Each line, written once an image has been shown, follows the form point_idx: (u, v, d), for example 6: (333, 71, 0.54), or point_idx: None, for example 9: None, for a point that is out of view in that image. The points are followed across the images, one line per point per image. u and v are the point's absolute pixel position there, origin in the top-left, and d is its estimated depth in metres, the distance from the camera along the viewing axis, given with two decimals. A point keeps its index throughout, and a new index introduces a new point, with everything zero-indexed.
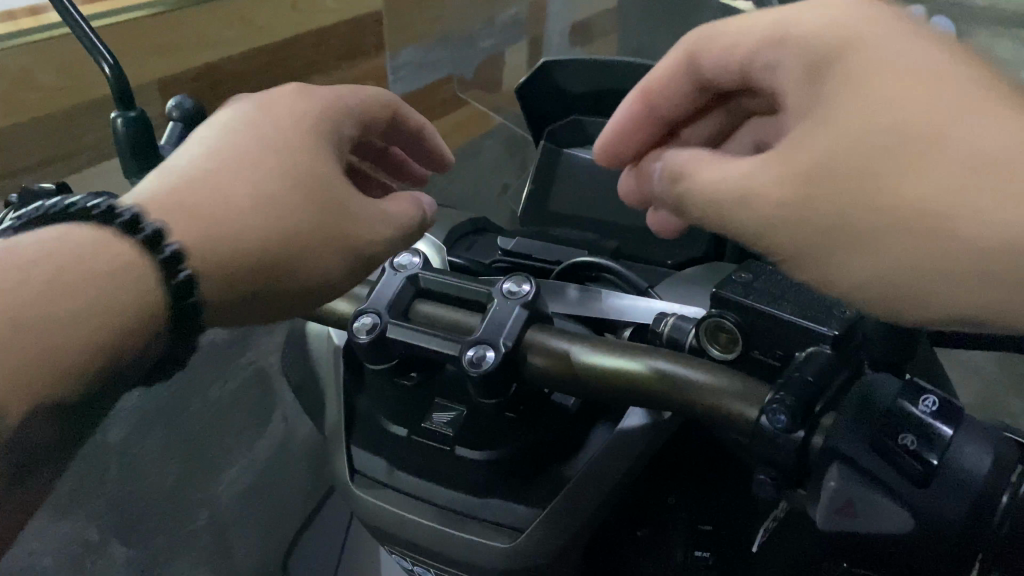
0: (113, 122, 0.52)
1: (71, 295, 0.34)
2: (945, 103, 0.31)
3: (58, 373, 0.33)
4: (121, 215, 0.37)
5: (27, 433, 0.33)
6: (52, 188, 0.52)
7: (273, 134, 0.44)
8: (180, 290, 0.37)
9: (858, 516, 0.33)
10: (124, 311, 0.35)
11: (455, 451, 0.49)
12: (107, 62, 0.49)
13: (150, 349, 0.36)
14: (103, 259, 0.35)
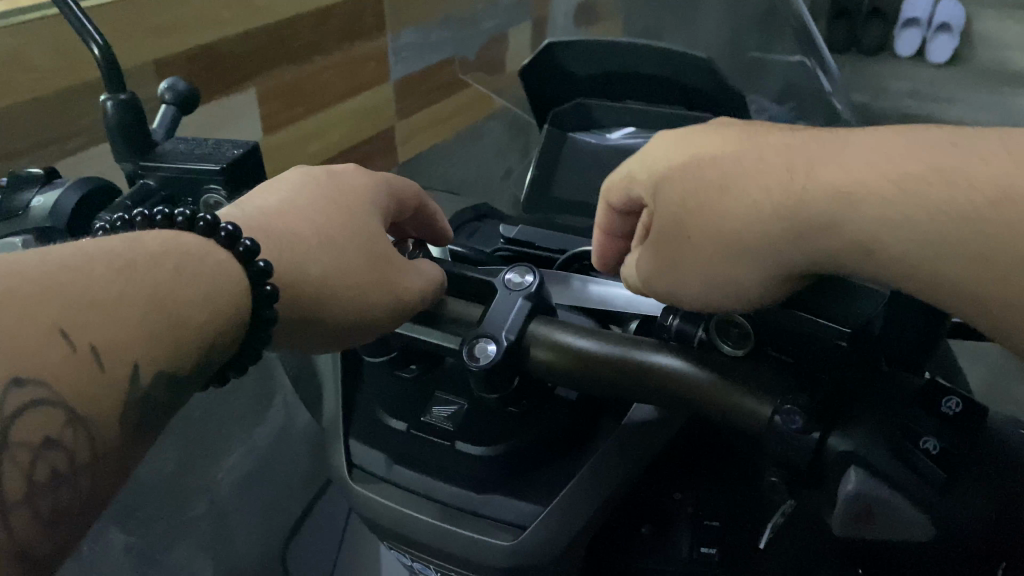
0: (104, 105, 0.50)
1: (186, 293, 0.37)
2: (705, 149, 0.37)
3: (175, 359, 0.35)
4: (221, 228, 0.40)
5: (144, 408, 0.35)
6: (39, 174, 0.50)
7: (335, 194, 0.47)
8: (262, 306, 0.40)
9: (878, 523, 0.30)
10: (221, 315, 0.38)
11: (455, 446, 0.48)
12: (95, 42, 0.48)
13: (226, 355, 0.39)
14: (208, 267, 0.39)
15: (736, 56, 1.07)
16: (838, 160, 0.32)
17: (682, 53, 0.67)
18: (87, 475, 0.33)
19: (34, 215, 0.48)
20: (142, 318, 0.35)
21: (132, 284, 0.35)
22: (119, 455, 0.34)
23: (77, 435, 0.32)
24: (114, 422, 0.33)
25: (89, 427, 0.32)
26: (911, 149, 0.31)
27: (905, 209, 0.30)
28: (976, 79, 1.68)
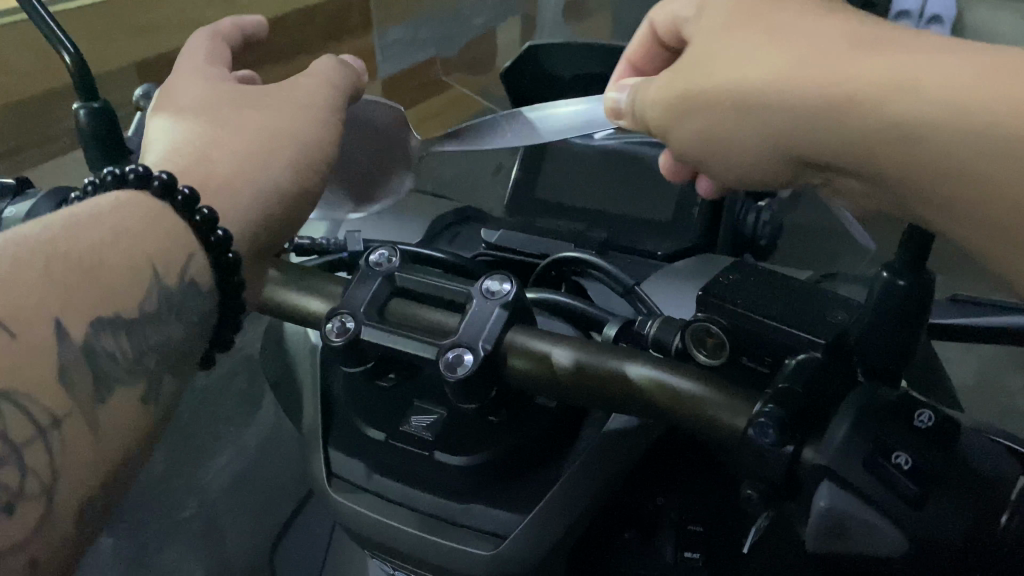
0: (77, 114, 0.49)
1: (108, 239, 0.39)
2: (721, 58, 0.40)
3: (117, 300, 0.37)
4: (126, 174, 0.41)
5: (96, 359, 0.36)
6: (12, 183, 0.50)
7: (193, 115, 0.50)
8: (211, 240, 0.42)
9: (849, 537, 0.31)
10: (161, 252, 0.40)
11: (434, 456, 0.48)
12: (68, 51, 0.47)
13: (202, 292, 0.42)
14: (132, 216, 0.40)
15: None
16: (898, 55, 0.33)
17: None
18: (64, 433, 0.34)
19: (6, 225, 0.47)
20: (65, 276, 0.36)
21: (45, 248, 0.36)
22: (88, 412, 0.35)
23: (29, 401, 0.33)
24: (61, 386, 0.34)
25: (35, 393, 0.33)
26: (866, 72, 0.33)
27: (959, 95, 0.31)
28: None
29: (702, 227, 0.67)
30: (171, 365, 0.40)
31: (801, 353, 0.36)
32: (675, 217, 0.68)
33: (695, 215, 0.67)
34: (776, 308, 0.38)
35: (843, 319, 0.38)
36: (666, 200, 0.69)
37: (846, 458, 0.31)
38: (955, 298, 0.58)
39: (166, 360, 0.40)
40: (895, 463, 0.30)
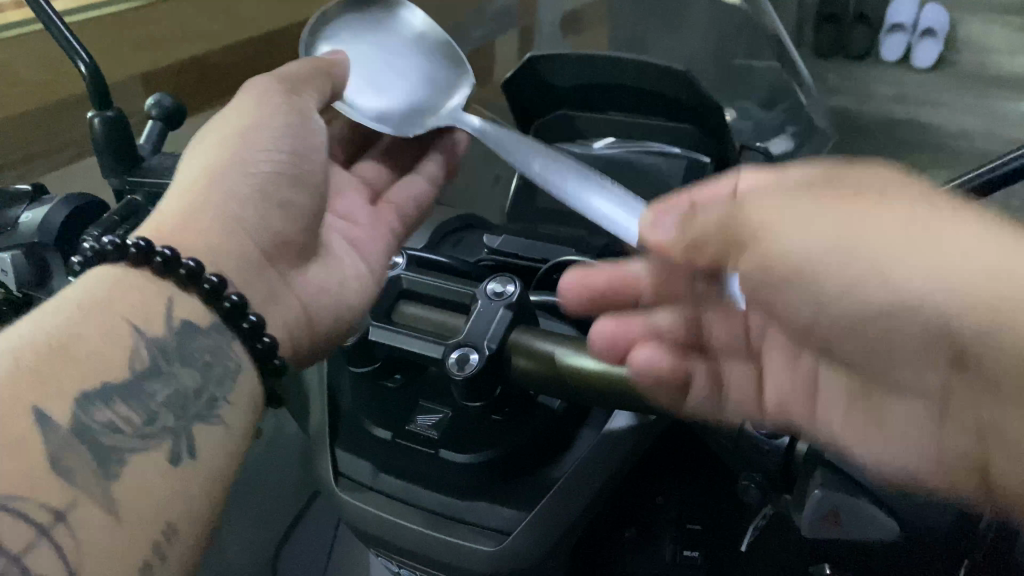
0: (91, 122, 0.51)
1: (83, 318, 0.40)
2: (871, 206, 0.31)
3: (104, 368, 0.39)
4: (128, 246, 0.43)
5: (91, 434, 0.37)
6: (28, 190, 0.51)
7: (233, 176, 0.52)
8: (191, 280, 0.45)
9: (843, 524, 0.36)
10: (141, 310, 0.42)
11: (439, 454, 0.49)
12: (83, 62, 0.48)
13: (200, 329, 0.44)
14: (131, 293, 0.43)
15: (721, 63, 1.12)
16: None
17: (661, 67, 0.67)
18: (72, 523, 0.34)
19: (23, 230, 0.48)
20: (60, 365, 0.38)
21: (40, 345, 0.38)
22: (101, 501, 0.36)
23: (24, 503, 0.33)
24: (56, 478, 0.35)
25: (30, 492, 0.34)
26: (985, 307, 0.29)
27: None
28: (962, 85, 1.67)
29: None
30: (190, 413, 0.41)
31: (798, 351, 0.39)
32: None
33: None
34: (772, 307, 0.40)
35: None
36: None
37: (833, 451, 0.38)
38: None
39: (181, 409, 0.41)
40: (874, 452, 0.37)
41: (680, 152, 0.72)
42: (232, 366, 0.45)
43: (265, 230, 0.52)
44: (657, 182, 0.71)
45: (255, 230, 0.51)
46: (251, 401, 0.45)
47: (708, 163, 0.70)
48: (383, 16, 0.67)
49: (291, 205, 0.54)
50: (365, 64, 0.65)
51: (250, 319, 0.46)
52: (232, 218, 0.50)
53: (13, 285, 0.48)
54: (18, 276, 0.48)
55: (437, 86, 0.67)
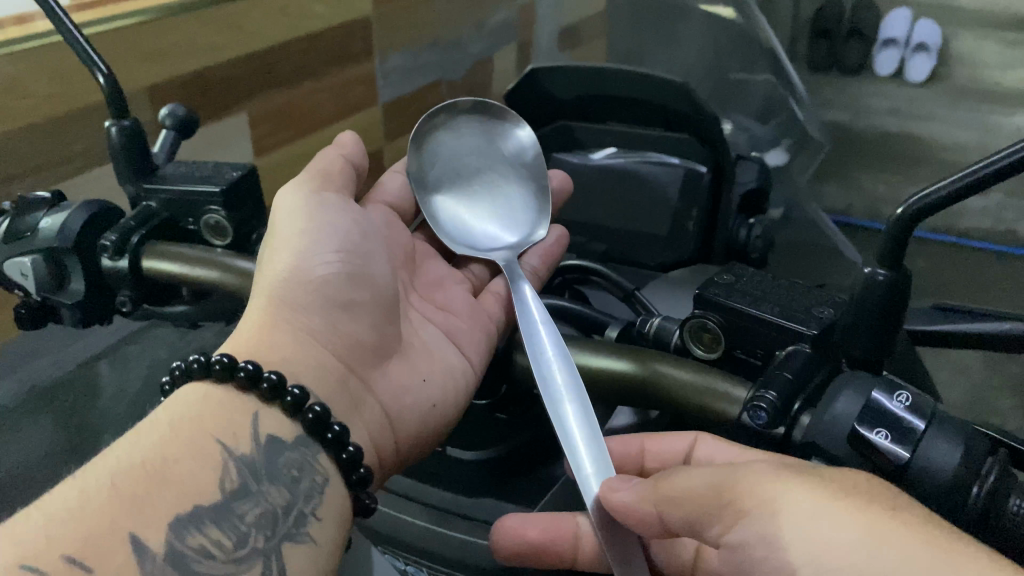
0: (108, 131, 0.53)
1: (169, 439, 0.38)
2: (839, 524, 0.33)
3: (193, 491, 0.37)
4: (215, 362, 0.42)
5: (183, 563, 0.35)
6: (47, 197, 0.53)
7: (282, 297, 0.48)
8: (273, 394, 0.42)
9: None
10: (228, 427, 0.41)
11: (445, 451, 0.52)
12: (101, 72, 0.51)
13: (286, 443, 0.42)
14: (218, 410, 0.41)
15: (718, 77, 1.15)
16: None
17: (660, 78, 0.69)
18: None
19: (43, 236, 0.50)
20: (146, 488, 0.36)
21: (135, 475, 0.36)
22: None
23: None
24: None
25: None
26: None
27: None
28: (951, 102, 1.69)
29: (696, 238, 0.72)
30: (280, 533, 0.39)
31: (791, 345, 0.39)
32: (670, 232, 0.73)
33: (690, 228, 0.73)
34: (767, 305, 0.41)
35: (831, 314, 0.41)
36: (662, 215, 0.74)
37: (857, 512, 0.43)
38: (939, 309, 0.62)
39: (271, 528, 0.39)
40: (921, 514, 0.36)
41: (678, 162, 0.73)
42: (319, 480, 0.42)
43: (335, 334, 0.48)
44: (655, 191, 0.73)
45: (326, 337, 0.47)
46: (340, 515, 0.42)
47: (705, 173, 0.71)
48: (506, 126, 0.63)
49: (358, 304, 0.49)
50: (461, 167, 0.62)
51: (334, 427, 0.43)
52: (304, 330, 0.47)
53: (32, 289, 0.51)
54: (37, 279, 0.50)
55: (515, 216, 0.62)
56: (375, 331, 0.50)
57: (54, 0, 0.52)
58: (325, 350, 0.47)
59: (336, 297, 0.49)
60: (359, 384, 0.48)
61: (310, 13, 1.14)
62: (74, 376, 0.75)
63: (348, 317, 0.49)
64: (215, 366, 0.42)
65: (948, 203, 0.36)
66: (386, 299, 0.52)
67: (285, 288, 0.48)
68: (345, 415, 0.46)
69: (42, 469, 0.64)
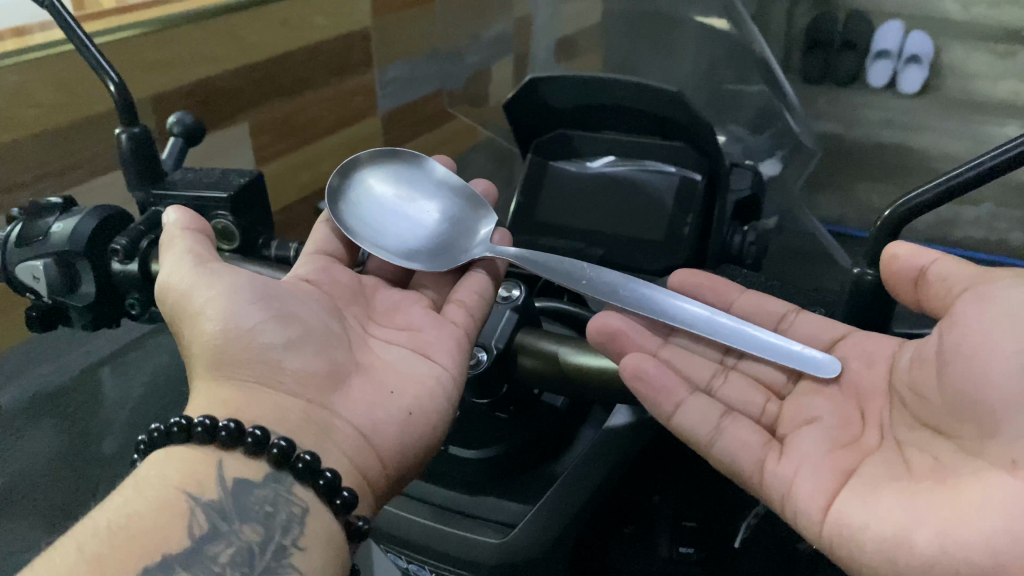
0: (118, 138, 0.54)
1: (138, 496, 0.40)
2: None
3: (161, 539, 0.38)
4: (173, 426, 0.43)
5: None
6: (57, 203, 0.54)
7: (221, 349, 0.47)
8: (234, 441, 0.43)
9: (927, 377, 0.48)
10: (191, 477, 0.41)
11: (448, 450, 0.53)
12: (112, 80, 0.52)
13: (255, 483, 0.43)
14: (184, 463, 0.42)
15: (713, 88, 1.17)
16: None
17: (654, 87, 0.70)
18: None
19: (54, 240, 0.51)
20: (113, 541, 0.37)
21: (109, 531, 0.38)
22: None
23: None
24: None
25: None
26: None
27: None
28: (944, 111, 1.71)
29: (691, 244, 0.72)
30: (258, 567, 0.39)
31: None
32: (666, 237, 0.73)
33: (686, 234, 0.73)
34: None
35: None
36: (658, 220, 0.74)
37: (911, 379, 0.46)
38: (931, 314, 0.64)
39: (247, 563, 0.39)
40: None
41: (674, 170, 0.75)
42: (297, 511, 0.42)
43: (283, 371, 0.47)
44: (652, 197, 0.75)
45: (274, 378, 0.47)
46: (329, 540, 0.42)
47: (700, 180, 0.74)
48: (372, 170, 0.63)
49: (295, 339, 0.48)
50: (379, 220, 0.60)
51: (302, 458, 0.43)
52: (252, 381, 0.47)
53: (44, 292, 0.52)
54: (49, 283, 0.51)
55: (452, 212, 0.62)
56: (320, 359, 0.49)
57: (65, 9, 0.53)
58: (279, 394, 0.47)
59: (275, 342, 0.48)
60: (323, 413, 0.47)
61: (311, 24, 1.16)
62: (78, 383, 0.76)
63: (293, 354, 0.48)
64: (175, 429, 0.43)
65: (933, 208, 0.43)
66: (331, 331, 0.51)
67: (221, 340, 0.47)
68: (314, 444, 0.45)
69: (46, 473, 0.65)
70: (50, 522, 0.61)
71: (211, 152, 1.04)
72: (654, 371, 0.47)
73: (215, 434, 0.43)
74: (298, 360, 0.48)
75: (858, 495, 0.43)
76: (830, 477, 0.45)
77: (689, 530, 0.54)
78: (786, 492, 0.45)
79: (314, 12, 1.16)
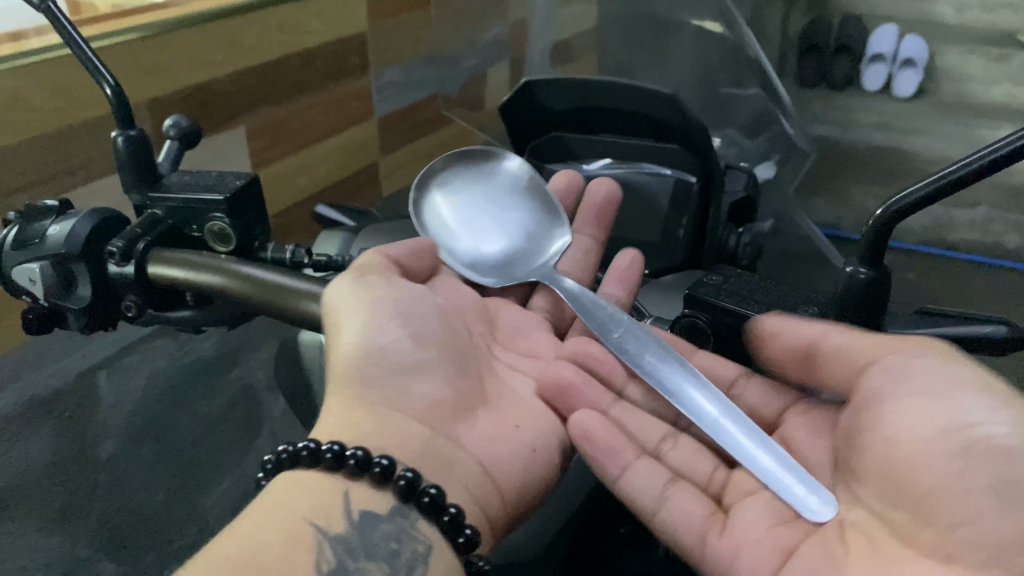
0: (114, 141, 0.54)
1: (264, 526, 0.41)
2: None
3: (289, 570, 0.39)
4: (303, 451, 0.45)
5: None
6: (55, 205, 0.54)
7: (362, 375, 0.50)
8: (360, 469, 0.44)
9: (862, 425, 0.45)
10: (316, 510, 0.42)
11: None
12: (108, 84, 0.52)
13: (380, 516, 0.43)
14: (306, 493, 0.43)
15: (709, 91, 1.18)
16: None
17: (650, 89, 0.71)
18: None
19: (51, 242, 0.51)
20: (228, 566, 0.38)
21: (238, 559, 0.38)
22: None
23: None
24: None
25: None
26: None
27: None
28: (939, 113, 1.72)
29: (685, 247, 0.74)
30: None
31: None
32: (663, 239, 0.75)
33: (681, 236, 0.74)
34: None
35: (815, 312, 0.50)
36: (655, 222, 0.76)
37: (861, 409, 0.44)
38: (923, 313, 0.65)
39: None
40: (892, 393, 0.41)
41: (669, 172, 0.75)
42: (420, 549, 0.43)
43: (406, 398, 0.50)
44: (648, 200, 0.76)
45: (401, 405, 0.50)
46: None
47: (694, 182, 0.73)
48: (464, 185, 0.70)
49: (427, 363, 0.52)
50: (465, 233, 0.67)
51: (427, 492, 0.44)
52: (380, 402, 0.50)
53: (40, 294, 0.52)
54: (46, 285, 0.51)
55: (533, 230, 0.69)
56: (449, 386, 0.53)
57: (62, 12, 0.53)
58: (405, 417, 0.49)
59: (405, 361, 0.51)
60: (445, 442, 0.50)
61: (308, 29, 1.16)
62: (75, 386, 0.76)
63: (421, 381, 0.51)
64: (304, 453, 0.45)
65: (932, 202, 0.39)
66: (451, 352, 0.55)
67: (363, 365, 0.50)
68: (440, 476, 0.47)
69: (43, 476, 0.65)
70: (47, 525, 0.61)
71: (208, 156, 1.05)
72: (600, 433, 0.51)
73: (344, 460, 0.44)
74: (430, 386, 0.52)
75: (827, 564, 0.43)
76: (772, 553, 0.45)
77: None
78: (733, 556, 0.46)
79: (311, 16, 1.16)
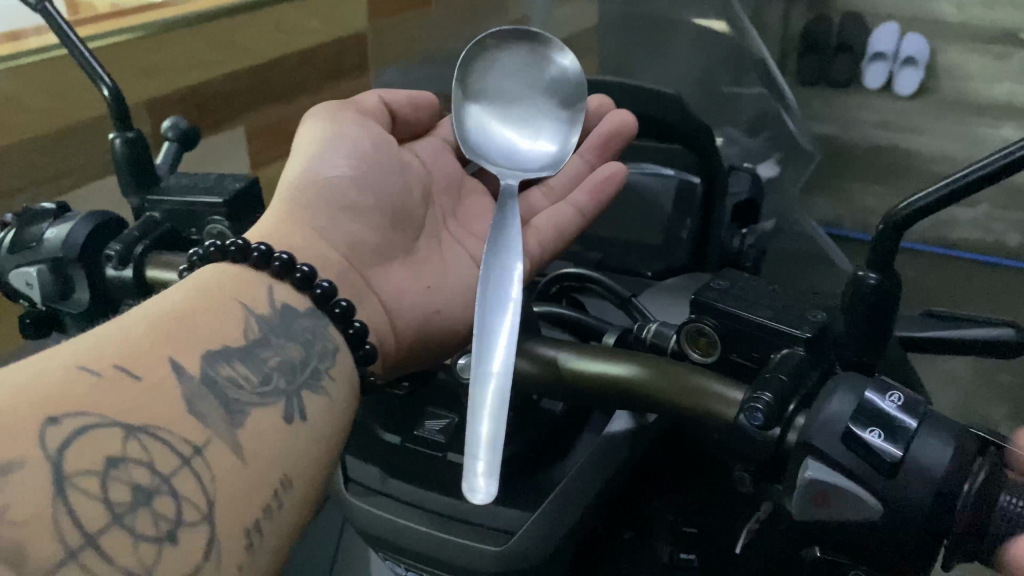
0: (112, 143, 0.53)
1: (196, 296, 0.45)
2: None
3: (223, 336, 0.43)
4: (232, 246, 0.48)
5: (217, 386, 0.41)
6: (52, 208, 0.53)
7: (299, 198, 0.58)
8: (284, 272, 0.49)
9: (832, 505, 0.34)
10: (247, 295, 0.47)
11: (447, 457, 0.53)
12: (105, 86, 0.52)
13: (297, 312, 0.49)
14: (231, 278, 0.48)
15: (709, 90, 1.17)
16: None
17: (654, 89, 0.72)
18: (208, 459, 0.37)
19: (48, 246, 0.50)
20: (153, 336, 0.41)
21: (164, 324, 0.42)
22: None
23: (167, 435, 0.37)
24: None
25: (172, 427, 0.37)
26: None
27: None
28: (940, 112, 1.71)
29: (689, 248, 0.72)
30: (299, 381, 0.45)
31: (788, 348, 0.41)
32: (665, 240, 0.74)
33: (685, 237, 0.73)
34: (762, 309, 0.43)
35: (824, 317, 0.43)
36: (658, 225, 0.75)
37: (822, 434, 0.35)
38: (928, 314, 0.64)
39: (291, 373, 0.45)
40: (869, 438, 0.33)
41: (672, 173, 0.75)
42: (330, 346, 0.48)
43: (338, 226, 0.58)
44: (651, 200, 0.75)
45: (331, 232, 0.58)
46: (350, 382, 0.48)
47: (698, 184, 0.73)
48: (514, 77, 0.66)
49: (362, 206, 0.60)
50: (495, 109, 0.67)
51: (341, 303, 0.50)
52: (314, 227, 0.57)
53: (37, 298, 0.51)
54: (43, 287, 0.50)
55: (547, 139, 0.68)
56: (378, 233, 0.60)
57: (58, 12, 0.52)
58: (329, 247, 0.57)
59: (341, 196, 0.59)
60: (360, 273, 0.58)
61: (305, 28, 1.14)
62: None
63: (350, 216, 0.59)
64: (232, 248, 0.48)
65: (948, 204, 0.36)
66: (388, 207, 0.62)
67: (300, 190, 0.58)
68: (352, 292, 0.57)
69: None
70: None
71: (206, 155, 1.04)
72: None
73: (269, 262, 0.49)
74: (360, 224, 0.59)
75: None
76: None
77: (690, 534, 0.52)
78: None
79: (309, 15, 1.15)
